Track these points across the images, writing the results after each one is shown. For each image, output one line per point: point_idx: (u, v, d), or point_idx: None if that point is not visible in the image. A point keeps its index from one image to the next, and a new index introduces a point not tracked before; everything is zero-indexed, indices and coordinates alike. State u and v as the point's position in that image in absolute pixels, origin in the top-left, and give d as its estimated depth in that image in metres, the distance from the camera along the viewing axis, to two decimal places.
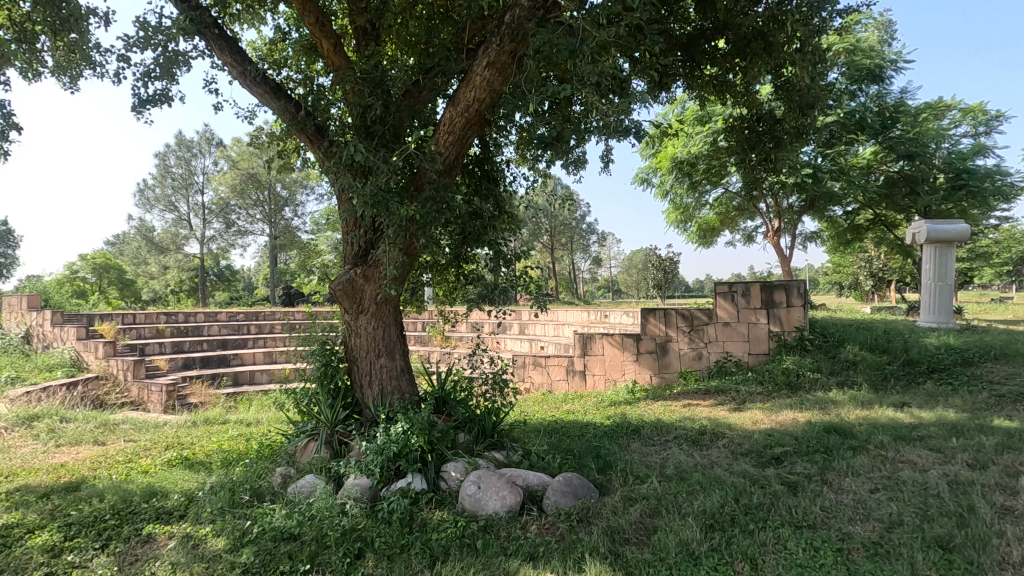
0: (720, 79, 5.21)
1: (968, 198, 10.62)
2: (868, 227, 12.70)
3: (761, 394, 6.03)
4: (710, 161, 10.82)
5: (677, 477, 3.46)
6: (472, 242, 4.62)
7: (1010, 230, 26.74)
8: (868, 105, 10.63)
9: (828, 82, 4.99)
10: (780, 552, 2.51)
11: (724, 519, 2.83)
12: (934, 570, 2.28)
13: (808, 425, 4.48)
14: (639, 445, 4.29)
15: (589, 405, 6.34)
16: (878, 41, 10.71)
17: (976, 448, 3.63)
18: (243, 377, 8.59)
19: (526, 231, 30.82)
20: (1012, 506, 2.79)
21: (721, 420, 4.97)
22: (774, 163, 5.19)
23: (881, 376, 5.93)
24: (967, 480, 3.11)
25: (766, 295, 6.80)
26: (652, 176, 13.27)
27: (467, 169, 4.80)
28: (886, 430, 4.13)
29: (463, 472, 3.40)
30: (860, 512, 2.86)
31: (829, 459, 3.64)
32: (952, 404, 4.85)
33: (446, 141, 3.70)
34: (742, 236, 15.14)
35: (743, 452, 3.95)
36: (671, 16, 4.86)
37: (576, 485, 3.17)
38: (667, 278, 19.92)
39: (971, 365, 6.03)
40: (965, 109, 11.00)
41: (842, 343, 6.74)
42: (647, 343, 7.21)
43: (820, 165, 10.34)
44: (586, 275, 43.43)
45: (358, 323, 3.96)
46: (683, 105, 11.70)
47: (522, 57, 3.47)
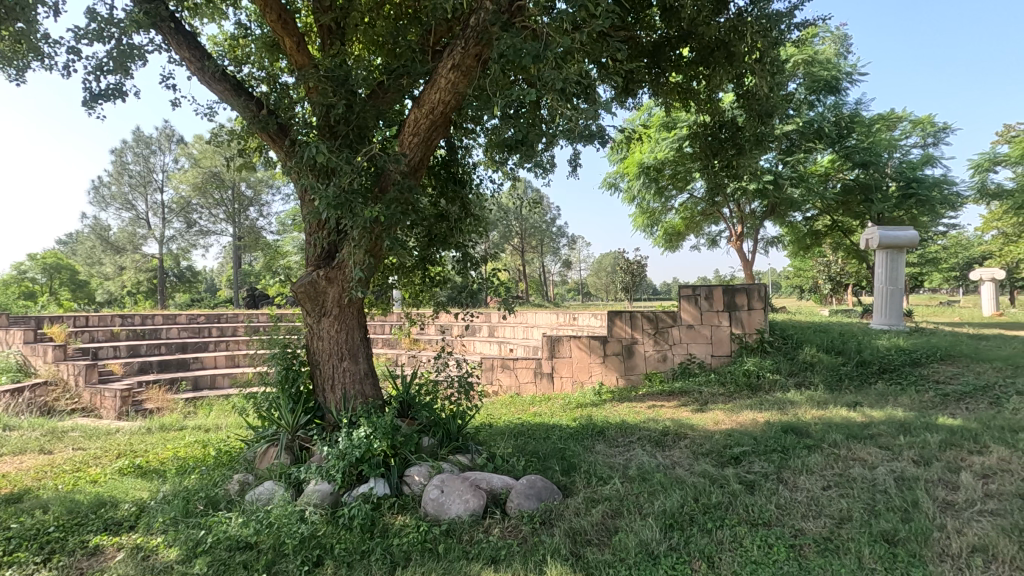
0: (685, 86, 5.30)
1: (918, 206, 11.13)
2: (825, 233, 13.16)
3: (723, 394, 6.19)
4: (676, 167, 11.05)
5: (639, 477, 3.51)
6: (439, 244, 4.59)
7: (957, 236, 28.15)
8: (825, 115, 11.02)
9: (786, 92, 5.15)
10: (736, 550, 2.57)
11: (683, 518, 2.89)
12: (880, 563, 2.36)
13: (766, 425, 4.60)
14: (603, 446, 4.34)
15: (556, 407, 6.38)
16: (835, 54, 11.13)
17: (922, 445, 3.79)
18: (203, 382, 8.33)
19: (497, 233, 30.91)
20: (952, 500, 2.93)
21: (684, 421, 5.06)
22: (736, 169, 5.33)
23: (836, 377, 6.15)
24: (912, 475, 3.25)
25: (728, 298, 6.97)
26: (619, 181, 13.46)
27: (434, 171, 4.78)
28: (839, 428, 4.27)
29: (427, 476, 3.37)
30: (813, 509, 2.95)
31: (785, 457, 3.75)
32: (901, 403, 5.06)
33: (411, 143, 3.69)
34: (706, 240, 15.51)
35: (704, 452, 4.03)
36: (637, 24, 4.90)
37: (539, 487, 3.19)
38: (635, 281, 20.25)
39: (919, 365, 6.31)
40: (915, 121, 11.53)
41: (800, 344, 6.95)
42: (614, 345, 7.29)
43: (780, 173, 10.68)
44: (555, 277, 43.76)
45: (321, 326, 3.90)
46: (650, 111, 11.91)
47: (487, 60, 3.46)
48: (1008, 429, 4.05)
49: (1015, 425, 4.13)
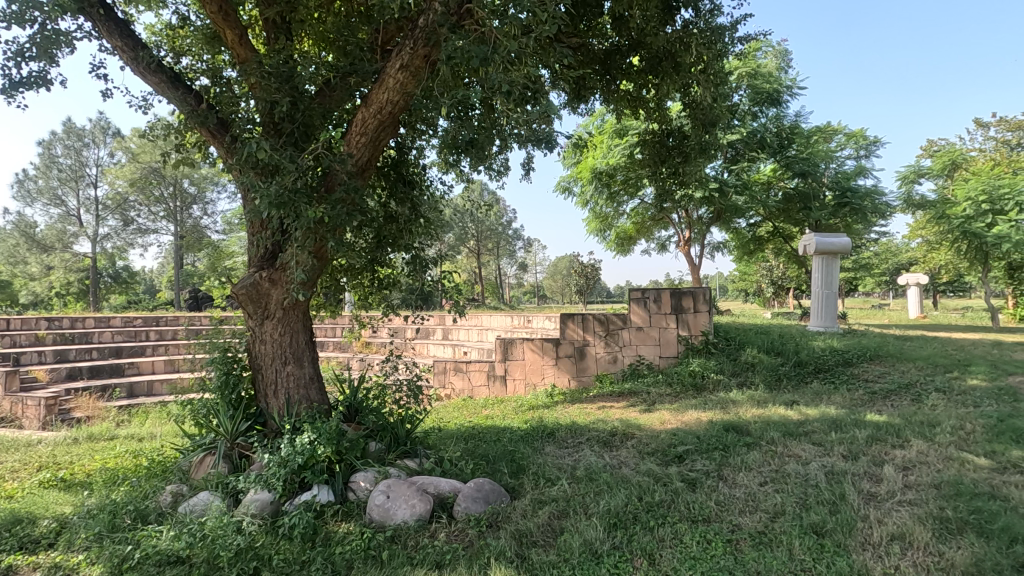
0: (634, 95, 5.41)
1: (851, 214, 11.74)
2: (767, 239, 13.77)
3: (670, 394, 6.37)
4: (627, 174, 11.29)
5: (586, 477, 3.57)
6: (388, 247, 4.51)
7: (888, 243, 29.95)
8: (768, 126, 11.55)
9: (730, 102, 5.33)
10: (676, 547, 2.64)
11: (626, 516, 2.94)
12: (809, 554, 2.48)
13: (709, 424, 4.75)
14: (552, 448, 4.38)
15: (508, 410, 6.38)
16: (777, 68, 11.66)
17: (851, 440, 4.02)
18: (138, 389, 7.90)
19: (452, 236, 30.77)
20: (875, 492, 3.11)
21: (632, 421, 5.15)
22: (683, 176, 5.50)
23: (775, 377, 6.42)
24: (841, 470, 3.42)
25: (675, 301, 7.21)
26: (573, 185, 13.63)
27: (384, 171, 4.69)
28: (776, 426, 4.46)
29: (373, 481, 3.31)
30: (750, 504, 3.07)
31: (725, 455, 3.89)
32: (834, 401, 5.32)
33: (358, 142, 3.61)
34: (656, 245, 15.93)
35: (649, 452, 4.12)
36: (589, 31, 5.03)
37: (486, 490, 3.20)
38: (588, 284, 20.58)
39: (850, 365, 6.66)
40: (849, 134, 12.19)
41: (743, 345, 7.24)
42: (566, 348, 7.36)
43: (726, 181, 11.13)
44: (511, 279, 43.91)
45: (264, 329, 3.77)
46: (602, 118, 12.16)
47: (436, 62, 3.44)
48: (927, 424, 4.34)
49: (933, 420, 4.43)
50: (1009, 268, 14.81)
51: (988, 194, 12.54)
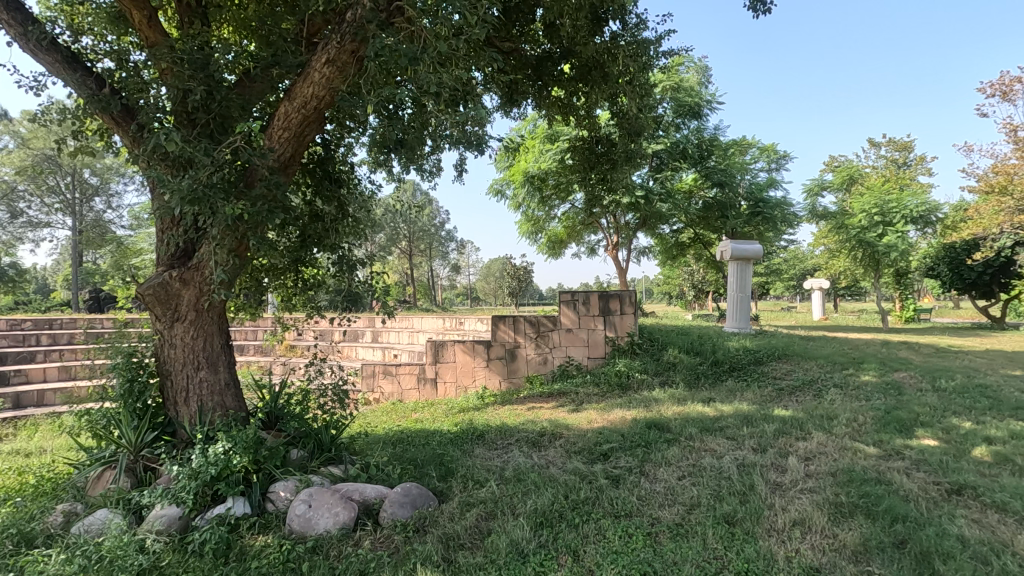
0: (565, 101, 5.50)
1: (763, 223, 12.58)
2: (689, 244, 14.48)
3: (597, 394, 6.55)
4: (558, 178, 11.52)
5: (515, 478, 3.60)
6: (314, 246, 4.34)
7: (795, 250, 32.36)
8: (690, 137, 12.17)
9: (655, 112, 5.56)
10: (599, 542, 2.71)
11: (553, 515, 3.00)
12: (721, 542, 2.63)
13: (632, 422, 4.93)
14: (481, 450, 4.37)
15: (438, 413, 6.33)
16: (698, 83, 12.30)
17: (760, 434, 4.30)
18: (26, 399, 7.13)
19: (383, 236, 30.19)
20: (781, 481, 3.35)
21: (560, 421, 5.24)
22: (610, 182, 5.67)
23: (694, 376, 6.75)
24: (751, 462, 3.66)
25: (603, 303, 7.45)
26: (505, 188, 13.73)
27: (309, 168, 4.51)
28: (694, 423, 4.70)
29: (294, 491, 3.17)
30: (669, 498, 3.21)
31: (647, 452, 4.05)
32: (746, 398, 5.68)
33: (280, 137, 3.45)
34: (586, 248, 16.36)
35: (576, 451, 4.21)
36: (523, 36, 5.10)
37: (414, 495, 3.15)
38: (520, 286, 20.82)
39: (760, 364, 7.13)
40: (762, 148, 13.06)
41: (665, 346, 7.56)
42: (497, 349, 7.37)
43: (651, 189, 11.65)
44: (443, 280, 43.62)
45: (173, 333, 3.52)
46: (535, 123, 12.36)
47: (363, 58, 3.35)
48: (826, 417, 4.73)
49: (831, 413, 4.83)
50: (896, 274, 16.41)
51: (880, 207, 13.89)
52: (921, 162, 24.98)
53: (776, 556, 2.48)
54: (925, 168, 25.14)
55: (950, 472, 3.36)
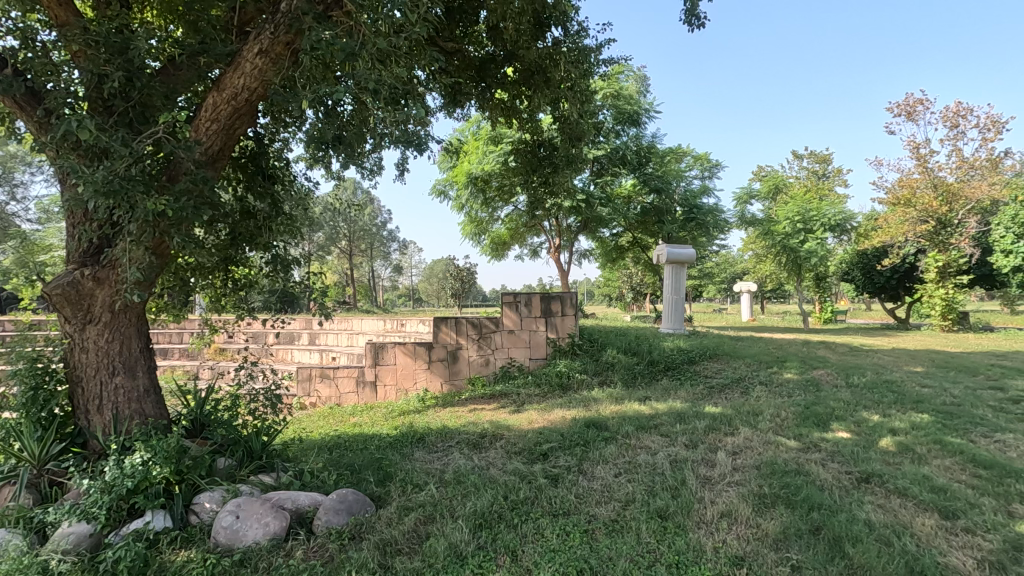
0: (508, 104, 5.49)
1: (697, 228, 13.14)
2: (628, 248, 14.92)
3: (538, 395, 6.62)
4: (501, 180, 11.57)
5: (454, 480, 3.58)
6: (245, 244, 4.15)
7: (726, 255, 34.02)
8: (629, 144, 12.55)
9: (595, 118, 5.69)
10: (537, 541, 2.74)
11: (492, 516, 3.00)
12: (654, 536, 2.72)
13: (572, 422, 5.02)
14: (421, 453, 4.32)
15: (378, 416, 6.19)
16: (637, 91, 12.69)
17: (692, 430, 4.49)
18: None
19: (322, 235, 29.29)
20: (710, 475, 3.51)
21: (501, 423, 5.25)
22: (552, 186, 5.75)
23: (631, 375, 6.95)
24: (683, 458, 3.81)
25: (544, 305, 7.54)
26: (448, 189, 13.65)
27: (240, 163, 4.28)
28: (631, 421, 4.83)
29: (220, 502, 3.01)
30: (606, 495, 3.29)
31: (586, 450, 4.13)
32: (680, 396, 5.91)
33: (207, 129, 3.27)
34: (529, 250, 16.51)
35: (516, 451, 4.24)
36: (467, 37, 5.11)
37: (350, 501, 3.07)
38: (464, 288, 20.77)
39: (693, 363, 7.44)
40: (696, 157, 13.64)
41: (604, 346, 7.74)
42: (439, 351, 7.29)
43: (592, 193, 11.92)
44: (385, 281, 42.84)
45: (85, 336, 3.27)
46: (479, 124, 12.36)
47: (299, 51, 3.25)
48: (752, 413, 4.99)
49: (757, 409, 5.10)
50: (816, 279, 17.56)
51: (802, 215, 14.82)
52: (838, 174, 26.88)
53: (704, 548, 2.59)
54: (841, 179, 27.08)
55: (859, 461, 3.63)
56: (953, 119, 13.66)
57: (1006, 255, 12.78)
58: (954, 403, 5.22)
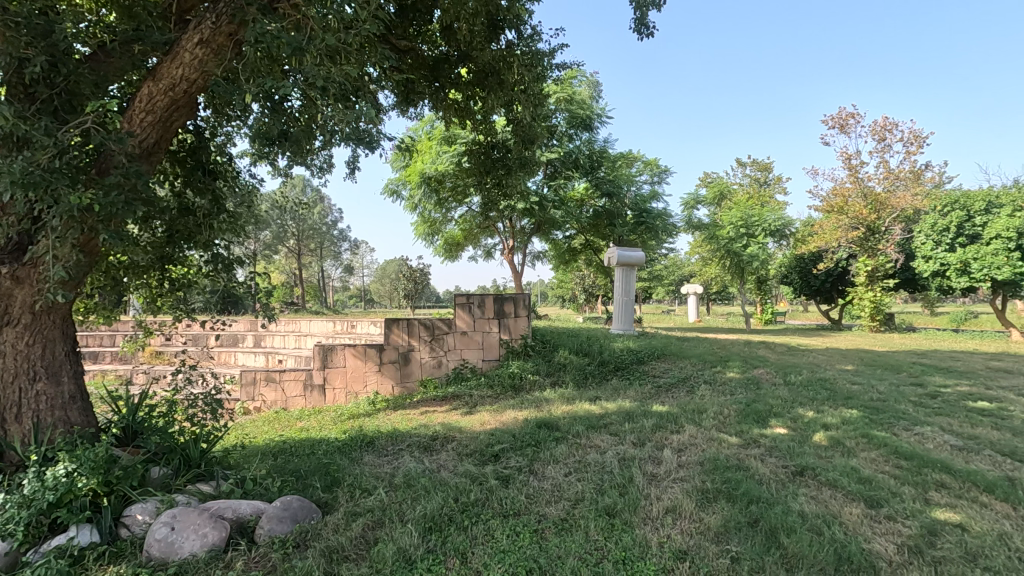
0: (462, 105, 5.47)
1: (647, 232, 13.50)
2: (580, 250, 15.15)
3: (491, 396, 6.62)
4: (454, 181, 11.53)
5: (404, 484, 3.53)
6: (183, 242, 3.96)
7: (674, 258, 35.12)
8: (582, 148, 12.76)
9: (548, 122, 5.76)
10: (487, 542, 2.75)
11: (441, 519, 2.98)
12: (602, 534, 2.77)
13: (524, 422, 5.05)
14: (371, 457, 4.25)
15: (326, 420, 6.03)
16: (590, 97, 12.92)
17: (640, 429, 4.60)
18: None
19: (269, 234, 28.33)
20: (656, 472, 3.61)
21: (453, 425, 5.22)
22: (505, 188, 5.78)
23: (582, 376, 7.06)
24: (631, 456, 3.90)
25: (498, 306, 7.56)
26: (401, 189, 13.47)
27: (178, 157, 4.06)
28: (581, 421, 4.90)
29: (154, 513, 2.85)
30: (556, 494, 3.32)
31: (537, 451, 4.17)
32: (629, 395, 6.05)
33: (141, 120, 3.10)
34: (482, 252, 16.51)
35: (467, 453, 4.23)
36: (419, 36, 5.06)
37: (294, 508, 2.98)
38: (417, 289, 20.56)
39: (642, 363, 7.63)
40: (646, 163, 14.00)
41: (556, 347, 7.83)
42: (390, 353, 7.17)
43: (545, 196, 12.05)
44: (335, 281, 41.87)
45: (2, 339, 3.02)
46: (432, 124, 12.28)
47: (242, 43, 3.14)
48: (696, 411, 5.17)
49: (701, 407, 5.29)
50: (757, 281, 18.37)
51: (745, 221, 15.47)
52: (778, 181, 28.23)
53: (650, 543, 2.66)
54: (781, 187, 28.44)
55: (795, 456, 3.82)
56: (881, 133, 14.60)
57: (926, 260, 13.76)
58: (879, 398, 5.57)
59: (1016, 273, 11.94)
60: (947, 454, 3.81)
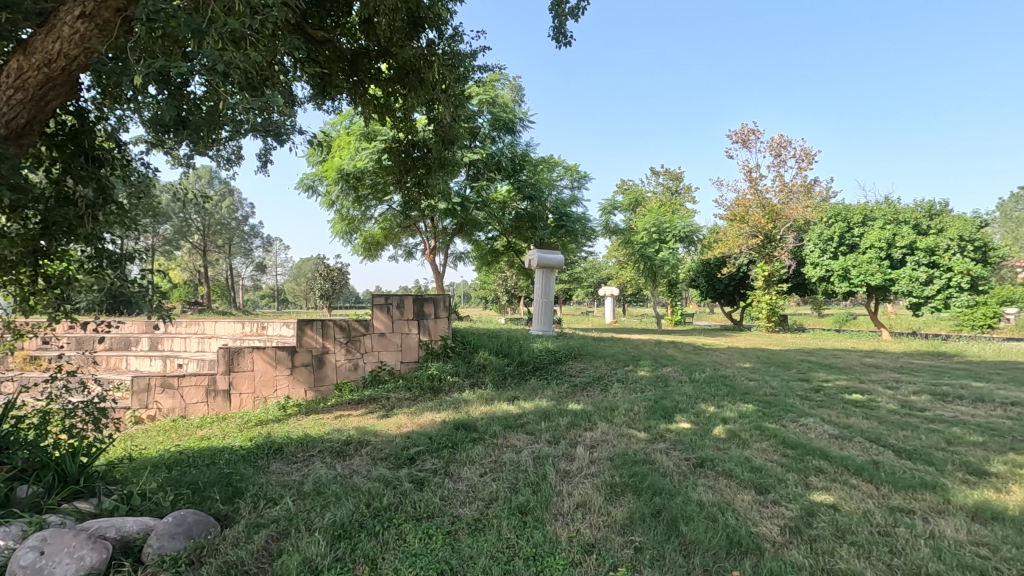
0: (382, 102, 5.35)
1: (567, 236, 13.87)
2: (502, 252, 15.28)
3: (408, 398, 6.52)
4: (375, 178, 11.26)
5: (313, 492, 3.40)
6: (62, 235, 3.56)
7: (593, 262, 36.35)
8: (504, 150, 12.90)
9: (469, 122, 5.75)
10: (398, 547, 2.70)
11: (352, 526, 2.89)
12: (514, 531, 2.82)
13: (441, 424, 5.01)
14: (278, 465, 4.05)
15: (230, 428, 5.66)
16: (512, 100, 13.09)
17: (555, 427, 4.71)
18: None
19: (169, 228, 26.24)
20: (568, 469, 3.72)
21: (368, 429, 5.09)
22: (426, 187, 5.73)
23: (501, 376, 7.13)
24: (545, 454, 3.99)
25: (417, 307, 7.47)
26: (317, 184, 12.94)
27: (56, 140, 3.61)
28: (499, 421, 4.94)
29: (18, 538, 2.53)
30: (470, 495, 3.33)
31: (453, 452, 4.16)
32: (546, 395, 6.18)
33: (9, 98, 2.76)
34: (403, 251, 16.22)
35: (382, 457, 4.13)
36: (337, 28, 4.88)
37: (189, 523, 2.78)
38: (334, 288, 19.85)
39: (560, 363, 7.82)
40: (567, 168, 14.38)
41: (476, 348, 7.85)
42: (302, 356, 6.86)
43: (467, 197, 12.06)
44: (245, 280, 39.53)
45: None
46: (352, 119, 11.92)
47: (132, 20, 2.89)
48: (609, 408, 5.37)
49: (614, 405, 5.50)
50: (669, 284, 19.41)
51: (657, 227, 16.28)
52: (688, 190, 30.01)
53: (560, 539, 2.73)
54: (690, 196, 30.26)
55: (696, 449, 4.07)
56: (778, 149, 15.89)
57: (814, 266, 15.14)
58: (772, 393, 6.06)
59: (885, 279, 13.47)
60: (826, 442, 4.22)
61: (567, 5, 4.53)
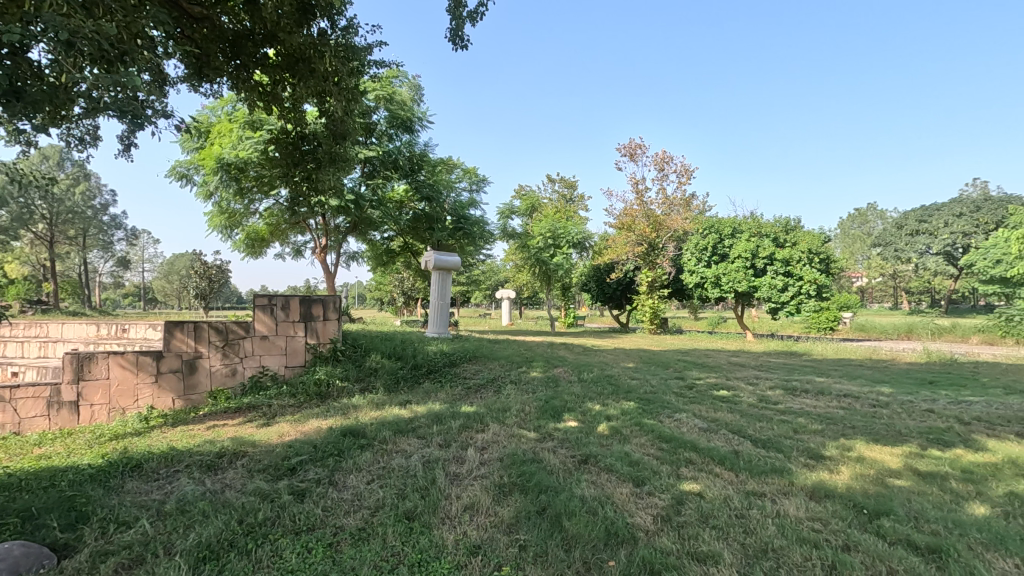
0: (267, 89, 5.00)
1: (465, 238, 13.85)
2: (398, 253, 14.96)
3: (293, 405, 6.16)
4: (260, 170, 10.53)
5: (176, 511, 3.09)
6: None
7: (490, 266, 36.74)
8: (402, 149, 12.65)
9: (363, 117, 5.55)
10: (272, 564, 2.53)
11: (220, 546, 2.67)
12: (399, 538, 2.76)
13: (327, 431, 4.78)
14: (135, 483, 3.63)
15: (78, 444, 4.98)
16: (411, 99, 12.86)
17: (447, 430, 4.69)
18: None
19: (5, 215, 22.60)
20: (457, 471, 3.71)
21: (246, 439, 4.73)
22: (315, 182, 5.46)
23: (394, 380, 6.97)
24: (435, 458, 3.95)
25: (304, 308, 7.13)
26: (193, 172, 11.82)
27: None
28: (388, 426, 4.82)
29: None
30: (354, 504, 3.21)
31: (338, 460, 3.99)
32: (439, 398, 6.13)
33: None
34: (291, 249, 15.29)
35: (259, 469, 3.85)
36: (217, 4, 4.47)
37: (16, 557, 2.39)
38: (211, 287, 18.22)
39: (454, 365, 7.80)
40: (465, 170, 14.40)
41: (367, 352, 7.60)
42: (171, 361, 6.20)
43: (362, 194, 11.66)
44: (103, 276, 35.10)
45: None
46: (234, 105, 11.05)
47: None
48: (501, 410, 5.45)
49: (505, 406, 5.59)
50: (563, 288, 20.13)
51: (552, 232, 16.83)
52: (582, 199, 31.36)
53: (445, 543, 2.71)
54: (583, 204, 31.68)
55: (581, 446, 4.25)
56: (661, 164, 17.09)
57: (690, 274, 16.37)
58: (651, 392, 6.49)
59: (750, 286, 14.94)
60: (695, 435, 4.60)
61: (465, 8, 4.55)
